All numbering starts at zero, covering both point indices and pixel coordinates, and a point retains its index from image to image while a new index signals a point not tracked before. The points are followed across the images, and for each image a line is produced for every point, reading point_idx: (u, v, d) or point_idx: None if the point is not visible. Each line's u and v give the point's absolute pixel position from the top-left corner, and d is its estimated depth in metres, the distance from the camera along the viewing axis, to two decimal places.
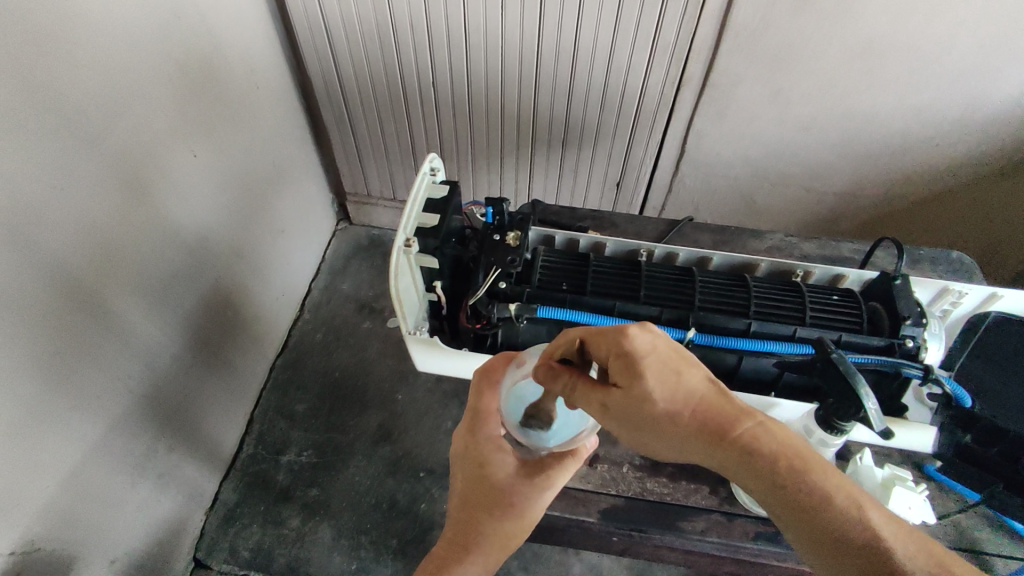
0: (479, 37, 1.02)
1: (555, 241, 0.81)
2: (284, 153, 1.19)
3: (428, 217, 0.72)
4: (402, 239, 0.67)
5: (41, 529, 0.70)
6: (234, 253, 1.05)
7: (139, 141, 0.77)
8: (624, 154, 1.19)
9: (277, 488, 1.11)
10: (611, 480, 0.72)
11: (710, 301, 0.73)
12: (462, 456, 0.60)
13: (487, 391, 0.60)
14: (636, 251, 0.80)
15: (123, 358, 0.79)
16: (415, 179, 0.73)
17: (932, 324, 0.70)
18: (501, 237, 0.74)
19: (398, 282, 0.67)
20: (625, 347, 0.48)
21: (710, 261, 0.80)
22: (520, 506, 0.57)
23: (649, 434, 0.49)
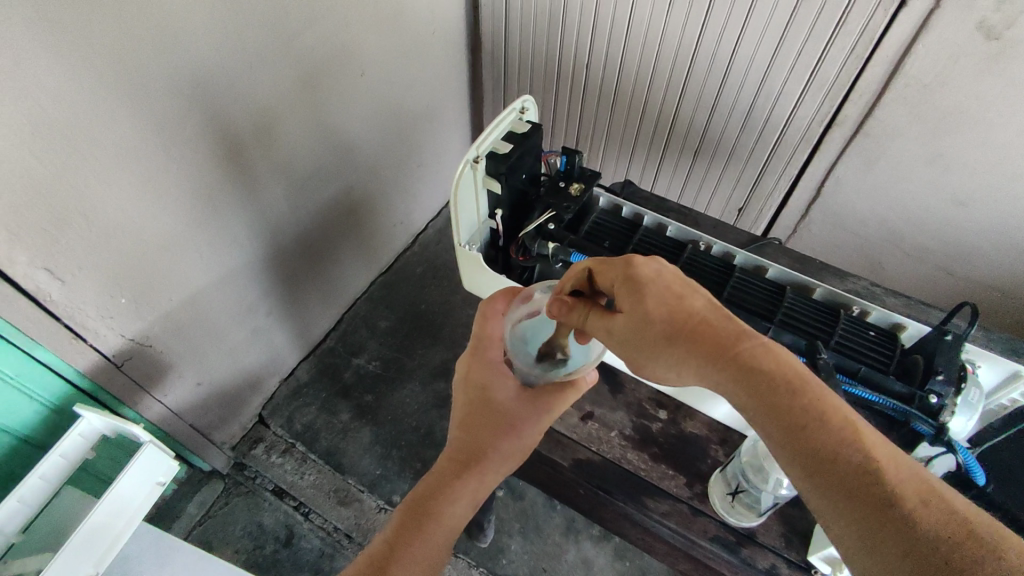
0: (641, 31, 1.04)
1: (623, 211, 0.89)
2: (440, 99, 1.31)
3: (502, 143, 0.77)
4: (472, 154, 0.74)
5: (158, 328, 0.86)
6: (370, 170, 1.18)
7: (322, 48, 0.90)
8: (753, 181, 1.16)
9: (341, 383, 1.25)
10: (596, 439, 0.80)
11: (737, 298, 0.78)
12: (466, 380, 0.67)
13: (491, 319, 0.68)
14: (694, 240, 0.86)
15: (254, 221, 0.93)
16: (502, 110, 0.79)
17: (969, 392, 0.68)
18: (565, 185, 0.84)
19: (459, 193, 0.74)
20: (632, 270, 0.52)
21: (765, 270, 0.83)
22: (519, 425, 0.63)
23: (651, 357, 0.51)
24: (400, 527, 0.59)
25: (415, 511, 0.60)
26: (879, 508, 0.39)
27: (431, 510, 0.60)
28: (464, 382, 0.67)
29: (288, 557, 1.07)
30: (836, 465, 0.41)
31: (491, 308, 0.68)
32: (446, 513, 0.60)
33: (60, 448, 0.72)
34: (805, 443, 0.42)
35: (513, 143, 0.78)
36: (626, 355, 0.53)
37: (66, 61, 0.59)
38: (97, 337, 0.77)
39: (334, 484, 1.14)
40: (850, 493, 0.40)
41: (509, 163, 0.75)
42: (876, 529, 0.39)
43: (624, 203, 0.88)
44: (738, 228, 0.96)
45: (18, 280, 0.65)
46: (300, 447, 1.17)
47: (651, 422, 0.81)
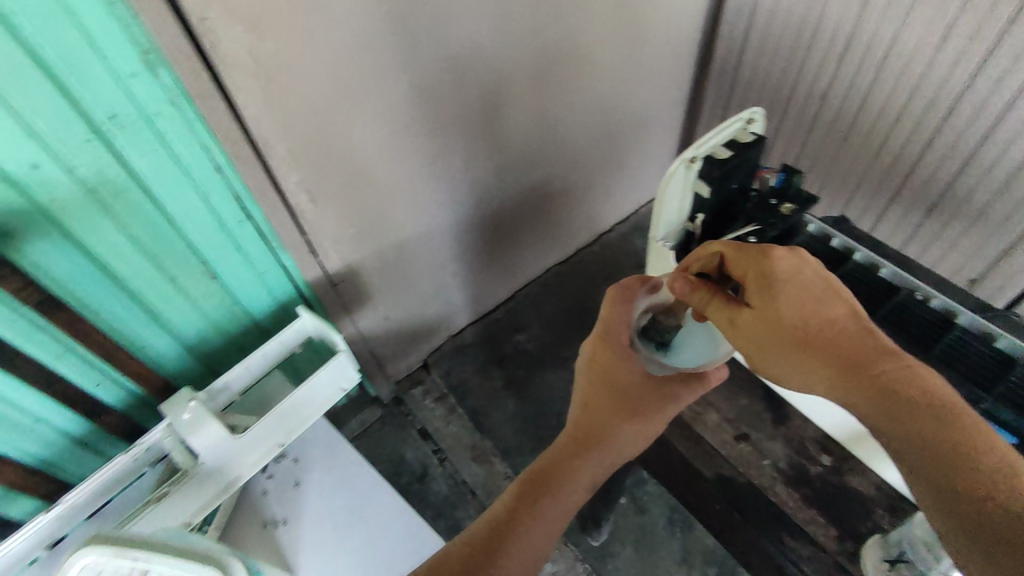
0: (901, 65, 0.95)
1: (832, 242, 0.91)
2: (660, 110, 1.32)
3: (721, 149, 0.79)
4: (688, 155, 0.79)
5: (370, 261, 1.00)
6: (574, 163, 1.23)
7: (562, 42, 0.97)
8: (1002, 253, 0.99)
9: (499, 352, 1.33)
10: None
11: (945, 356, 0.78)
12: (589, 362, 0.66)
13: (620, 304, 0.68)
14: (912, 289, 0.84)
15: (463, 188, 1.04)
16: (730, 116, 0.81)
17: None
18: (777, 203, 0.82)
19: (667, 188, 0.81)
20: (768, 267, 0.54)
21: (993, 338, 0.78)
22: (644, 410, 0.62)
23: (777, 355, 0.53)
24: (518, 498, 0.63)
25: (534, 483, 0.63)
26: (1005, 531, 0.43)
27: (551, 485, 0.63)
28: (590, 362, 0.66)
29: (419, 491, 1.19)
30: (962, 482, 0.46)
31: (622, 294, 0.68)
32: (565, 490, 0.63)
33: (281, 336, 0.90)
34: (939, 467, 0.47)
35: (733, 151, 0.80)
36: (746, 350, 0.55)
37: (361, 26, 0.72)
38: (325, 255, 0.93)
39: (471, 442, 1.23)
40: (990, 523, 0.44)
41: (725, 169, 0.76)
42: (996, 550, 0.43)
43: (838, 236, 0.91)
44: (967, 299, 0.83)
45: (286, 194, 0.82)
46: (451, 398, 1.29)
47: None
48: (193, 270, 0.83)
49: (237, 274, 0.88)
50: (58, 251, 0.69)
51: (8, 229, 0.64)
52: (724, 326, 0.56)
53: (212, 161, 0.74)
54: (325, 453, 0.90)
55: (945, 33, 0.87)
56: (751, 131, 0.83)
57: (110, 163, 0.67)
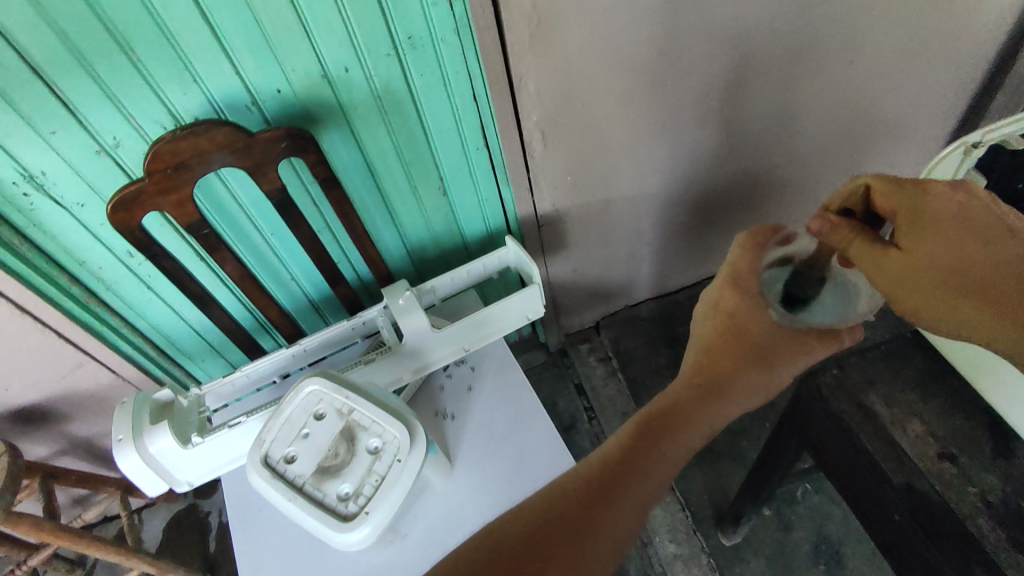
0: None
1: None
2: (923, 118, 1.16)
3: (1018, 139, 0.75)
4: (975, 139, 0.76)
5: (576, 211, 1.06)
6: (804, 159, 1.15)
7: (828, 25, 0.90)
8: None
9: (672, 333, 1.35)
10: (945, 479, 0.61)
11: None
12: (715, 306, 0.61)
13: (752, 249, 0.59)
14: None
15: (681, 159, 1.04)
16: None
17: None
18: None
19: (936, 170, 0.79)
20: (924, 206, 0.54)
21: None
22: (773, 356, 0.59)
23: (931, 297, 0.55)
24: (636, 440, 0.62)
25: (651, 425, 0.62)
26: None
27: (670, 429, 0.62)
28: (714, 307, 0.61)
29: (565, 439, 1.26)
30: None
31: (754, 241, 0.60)
32: (684, 435, 0.62)
33: (486, 258, 1.00)
34: None
35: None
36: (891, 292, 0.55)
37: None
38: (539, 195, 1.01)
39: (625, 409, 1.26)
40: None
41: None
42: None
43: None
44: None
45: (524, 131, 0.90)
46: (614, 362, 1.33)
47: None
48: (432, 183, 0.96)
49: (464, 195, 0.99)
50: (342, 143, 0.85)
51: (316, 118, 0.81)
52: (866, 266, 0.54)
53: (472, 90, 0.84)
54: (498, 369, 0.99)
55: None
56: None
57: (398, 77, 0.80)
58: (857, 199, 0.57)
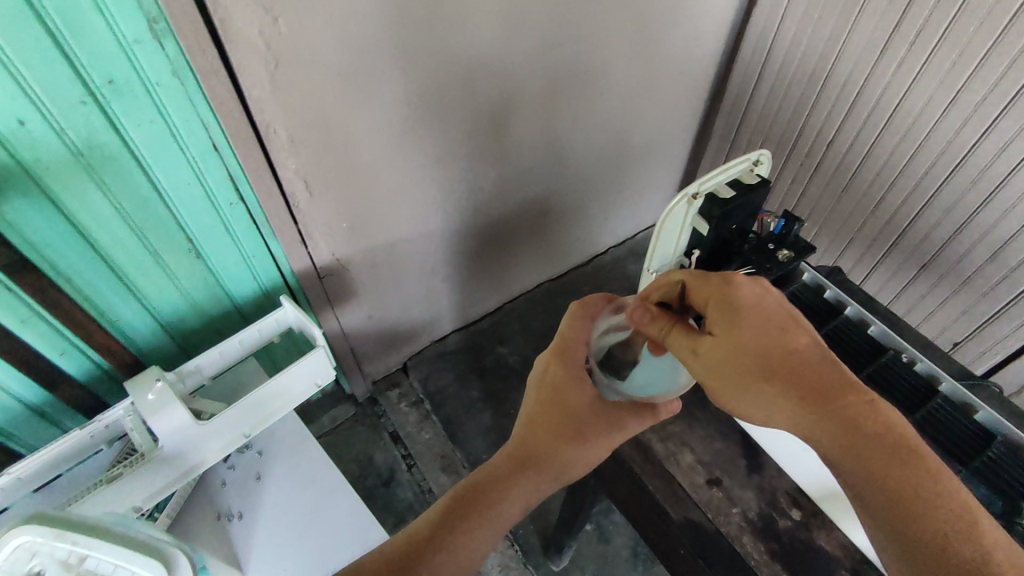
0: (904, 123, 0.94)
1: (825, 293, 0.79)
2: (665, 139, 1.31)
3: (725, 189, 0.72)
4: (692, 190, 0.71)
5: (358, 258, 0.99)
6: (574, 183, 1.22)
7: (573, 63, 0.96)
8: (986, 320, 0.98)
9: (481, 363, 1.33)
10: (714, 505, 0.68)
11: (927, 427, 0.65)
12: (540, 377, 0.63)
13: (580, 323, 0.64)
14: (896, 350, 0.72)
15: (461, 194, 1.03)
16: (737, 156, 0.73)
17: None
18: (774, 249, 0.79)
19: (665, 224, 0.72)
20: (729, 294, 0.52)
21: (973, 411, 0.66)
22: (590, 436, 0.60)
23: (734, 391, 0.50)
24: (447, 513, 0.58)
25: (462, 499, 0.59)
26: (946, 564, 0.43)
27: (481, 501, 0.59)
28: (540, 382, 0.63)
29: (385, 496, 1.17)
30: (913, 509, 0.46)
31: (584, 312, 0.64)
32: (494, 509, 0.59)
33: (259, 324, 0.87)
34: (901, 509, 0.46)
35: (738, 191, 0.72)
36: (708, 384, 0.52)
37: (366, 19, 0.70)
38: (315, 247, 0.92)
39: (442, 451, 1.22)
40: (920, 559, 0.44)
41: (727, 210, 0.71)
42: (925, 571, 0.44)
43: (828, 285, 0.78)
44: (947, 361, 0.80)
45: (283, 182, 0.80)
46: (427, 404, 1.27)
47: (780, 516, 0.68)
48: (178, 247, 0.79)
49: (223, 254, 0.85)
50: (32, 212, 0.65)
51: None
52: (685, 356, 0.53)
53: (210, 139, 0.70)
54: (290, 452, 0.88)
55: (954, 97, 0.86)
56: (757, 174, 0.75)
57: (104, 128, 0.63)
58: (673, 294, 0.59)
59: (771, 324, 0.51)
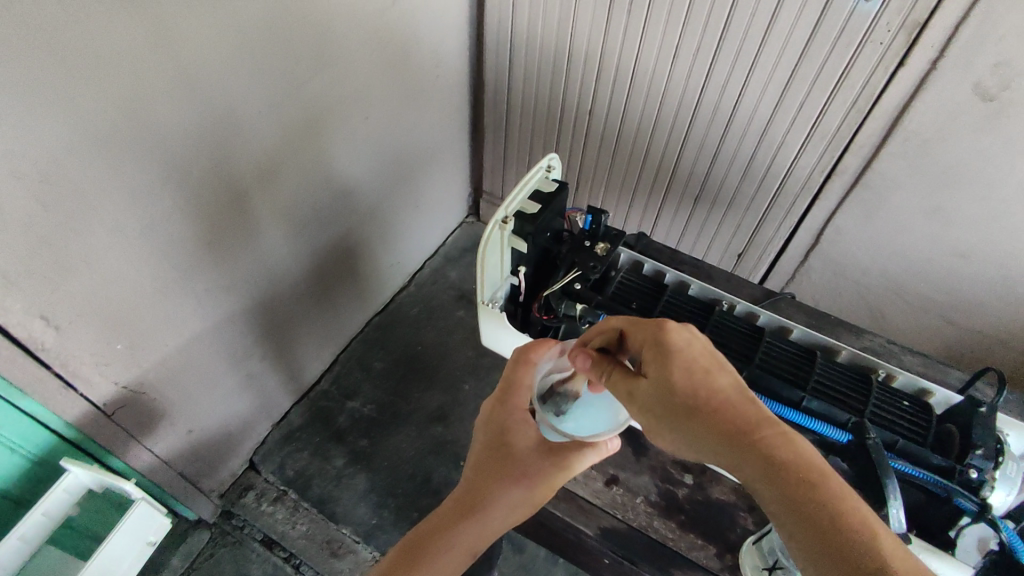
0: (643, 82, 1.04)
1: (644, 268, 0.80)
2: (442, 142, 1.30)
3: (530, 203, 0.71)
4: (501, 214, 0.67)
5: (151, 376, 0.83)
6: (370, 212, 1.16)
7: (329, 96, 0.90)
8: (752, 229, 1.15)
9: (335, 427, 1.22)
10: (620, 504, 0.72)
11: (770, 365, 0.69)
12: (486, 422, 0.61)
13: (523, 366, 0.61)
14: (718, 300, 0.77)
15: (254, 264, 0.91)
16: (531, 167, 0.72)
17: (1007, 465, 0.61)
18: (590, 244, 0.76)
19: (485, 255, 0.68)
20: (661, 336, 0.50)
21: (789, 331, 0.75)
22: (531, 478, 0.56)
23: (665, 431, 0.48)
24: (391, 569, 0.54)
25: (408, 549, 0.55)
26: None
27: (424, 553, 0.54)
28: (484, 428, 0.60)
29: None
30: (834, 538, 0.39)
31: (526, 354, 0.61)
32: (439, 563, 0.54)
33: (44, 505, 0.67)
34: (825, 537, 0.39)
35: (541, 203, 0.72)
36: (649, 427, 0.50)
37: (60, 112, 0.56)
38: (88, 386, 0.74)
39: (327, 535, 1.10)
40: None
41: (538, 223, 0.70)
42: None
43: (644, 260, 0.80)
44: (752, 283, 0.90)
45: (13, 329, 0.62)
46: (291, 494, 1.13)
47: (676, 487, 0.74)
48: None
49: None
50: None
51: None
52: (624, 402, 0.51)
53: None
54: None
55: (675, 51, 0.97)
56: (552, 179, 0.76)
57: None
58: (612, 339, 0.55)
59: (697, 364, 0.48)
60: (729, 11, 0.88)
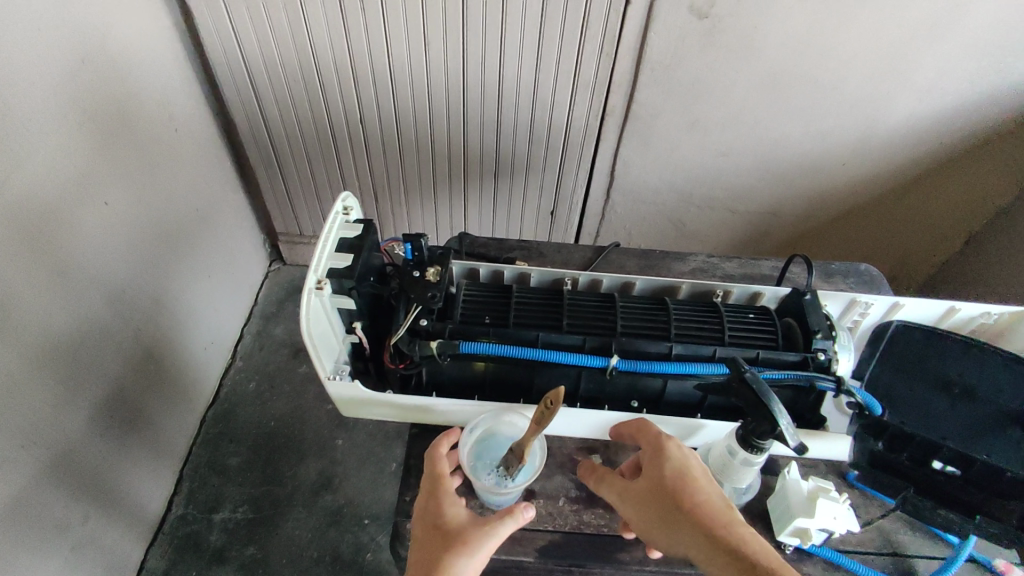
0: (405, 76, 1.00)
1: (480, 274, 0.75)
2: (210, 197, 1.14)
3: (341, 257, 0.63)
4: (313, 281, 0.60)
5: None
6: (154, 303, 0.98)
7: (40, 194, 0.72)
8: (556, 186, 1.19)
9: (210, 549, 1.05)
10: (548, 516, 0.69)
11: (631, 327, 0.67)
12: (422, 510, 0.59)
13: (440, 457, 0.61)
14: (561, 280, 0.74)
15: (25, 423, 0.72)
16: (327, 217, 0.65)
17: (841, 336, 0.67)
18: (420, 272, 0.65)
19: (313, 329, 0.60)
20: (661, 442, 0.60)
21: (633, 286, 0.74)
22: (473, 547, 0.54)
23: (649, 518, 0.58)
24: None
25: None
26: None
27: None
28: (420, 517, 0.58)
29: None
30: None
31: (437, 451, 0.61)
32: None
33: None
34: None
35: (353, 252, 0.65)
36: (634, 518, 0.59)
37: None
38: None
39: None
40: None
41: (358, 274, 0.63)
42: None
43: (478, 265, 0.74)
44: (580, 245, 0.92)
45: None
46: None
47: None
48: None
49: None
50: None
51: None
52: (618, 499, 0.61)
53: None
54: None
55: (424, 37, 0.94)
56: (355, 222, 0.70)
57: None
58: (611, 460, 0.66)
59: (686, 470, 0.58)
60: None
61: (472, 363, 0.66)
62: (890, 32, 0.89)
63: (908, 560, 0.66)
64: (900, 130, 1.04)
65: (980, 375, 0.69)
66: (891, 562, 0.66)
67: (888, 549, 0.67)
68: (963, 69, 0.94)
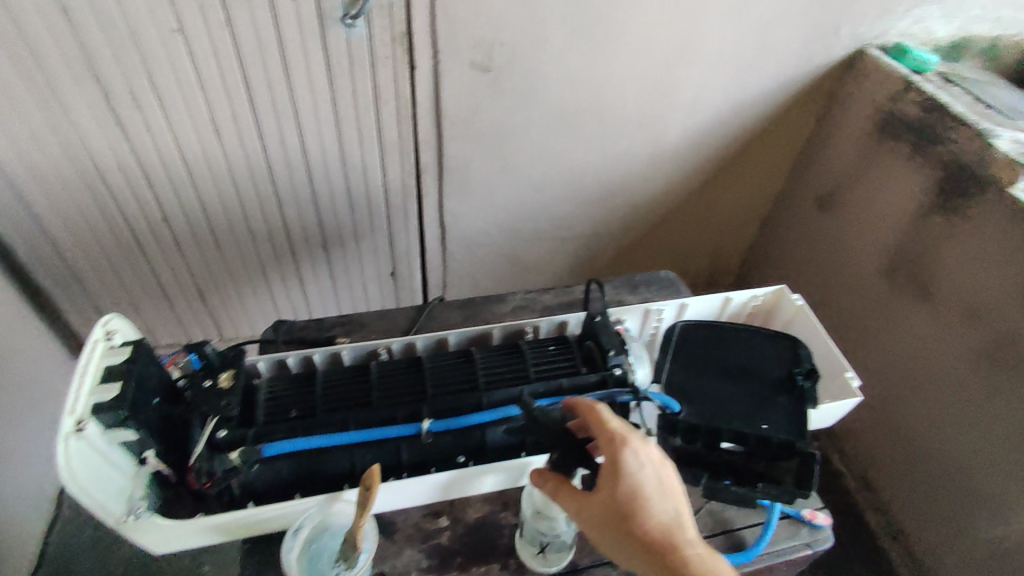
0: (202, 166, 0.96)
1: (289, 365, 0.73)
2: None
3: (106, 386, 0.58)
4: (69, 423, 0.55)
5: None
6: None
7: None
8: (390, 247, 1.19)
9: None
10: None
11: (440, 386, 0.68)
12: None
13: None
14: (374, 351, 0.75)
15: None
16: (83, 349, 0.60)
17: (633, 348, 0.73)
18: (212, 382, 0.64)
19: (77, 476, 0.54)
20: (604, 423, 0.58)
21: (447, 341, 0.77)
22: None
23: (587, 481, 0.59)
24: None
25: None
26: None
27: None
28: None
29: None
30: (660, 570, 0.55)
31: None
32: None
33: None
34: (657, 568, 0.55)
35: (122, 377, 0.59)
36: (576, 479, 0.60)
37: None
38: None
39: None
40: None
41: (129, 400, 0.57)
42: None
43: (286, 356, 0.72)
44: (403, 307, 0.92)
45: None
46: None
47: (440, 536, 0.71)
48: None
49: None
50: None
51: None
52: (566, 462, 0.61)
53: None
54: None
55: (213, 125, 0.91)
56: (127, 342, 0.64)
57: None
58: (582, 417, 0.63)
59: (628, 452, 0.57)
60: (240, 69, 0.85)
61: (284, 463, 0.64)
62: (647, 62, 1.03)
63: (736, 533, 0.71)
64: (680, 143, 1.19)
65: (752, 356, 0.77)
66: (722, 539, 0.71)
67: (719, 528, 0.72)
68: (714, 85, 1.10)
